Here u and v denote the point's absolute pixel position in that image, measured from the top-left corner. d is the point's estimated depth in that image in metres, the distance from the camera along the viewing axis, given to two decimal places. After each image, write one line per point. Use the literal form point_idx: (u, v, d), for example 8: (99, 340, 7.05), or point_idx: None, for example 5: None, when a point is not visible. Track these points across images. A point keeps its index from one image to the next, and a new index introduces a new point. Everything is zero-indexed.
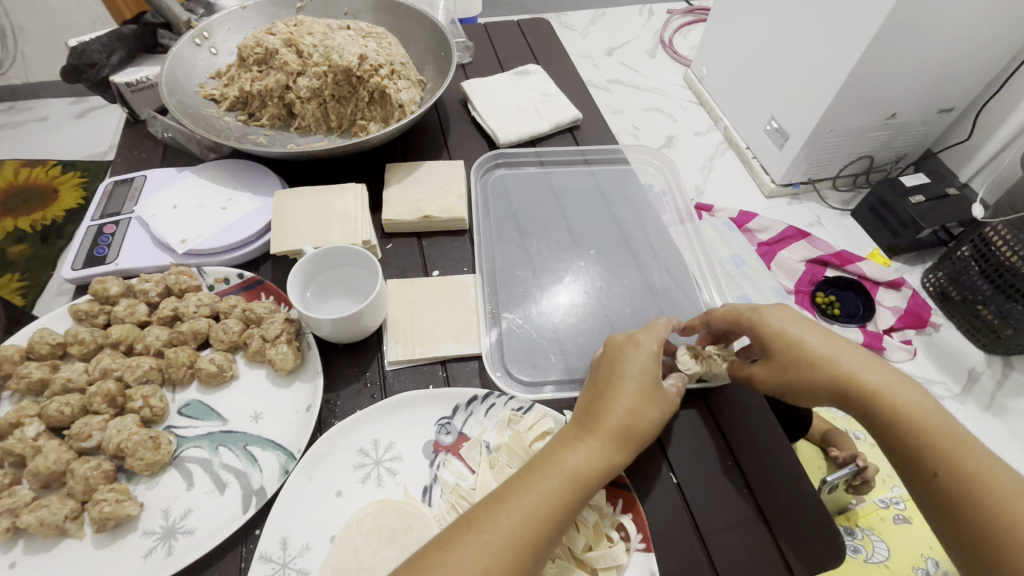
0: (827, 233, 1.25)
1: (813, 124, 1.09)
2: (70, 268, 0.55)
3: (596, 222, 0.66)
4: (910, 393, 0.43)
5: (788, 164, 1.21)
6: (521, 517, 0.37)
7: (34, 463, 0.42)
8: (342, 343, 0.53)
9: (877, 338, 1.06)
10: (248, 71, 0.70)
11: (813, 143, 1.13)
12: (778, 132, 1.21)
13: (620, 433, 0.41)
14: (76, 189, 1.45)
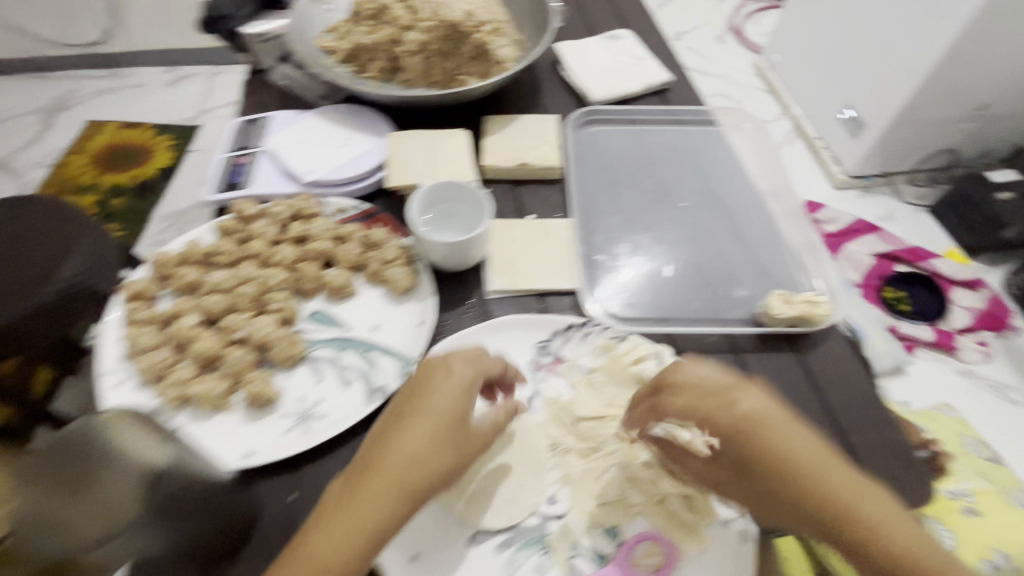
0: (899, 227, 1.20)
1: (896, 111, 1.05)
2: (212, 191, 0.62)
3: (686, 177, 0.67)
4: (779, 436, 0.38)
5: (862, 153, 1.16)
6: (391, 492, 0.34)
7: (194, 347, 0.49)
8: (447, 271, 0.58)
9: (949, 337, 1.04)
10: (361, 26, 0.76)
11: (892, 135, 1.10)
12: (854, 121, 1.15)
13: (397, 470, 0.35)
14: (167, 150, 1.59)
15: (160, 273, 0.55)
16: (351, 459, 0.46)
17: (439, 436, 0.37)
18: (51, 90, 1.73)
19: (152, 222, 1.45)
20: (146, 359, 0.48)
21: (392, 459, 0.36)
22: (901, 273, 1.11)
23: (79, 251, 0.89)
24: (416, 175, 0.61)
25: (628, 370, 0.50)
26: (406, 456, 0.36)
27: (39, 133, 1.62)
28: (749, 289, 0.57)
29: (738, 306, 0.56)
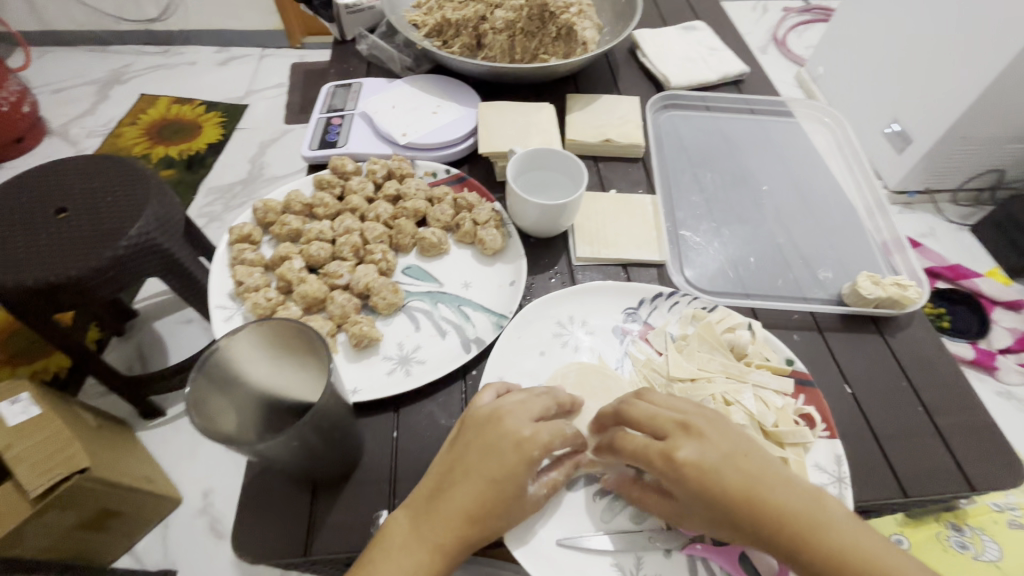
0: (940, 244, 1.23)
1: (944, 129, 1.09)
2: (308, 147, 0.64)
3: (765, 165, 0.68)
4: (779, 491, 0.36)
5: (904, 170, 1.21)
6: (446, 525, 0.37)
7: (302, 289, 0.51)
8: (534, 236, 0.59)
9: (990, 356, 1.03)
10: (450, 2, 0.78)
11: (937, 153, 1.15)
12: (899, 137, 1.20)
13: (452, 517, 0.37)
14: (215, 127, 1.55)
15: (264, 219, 0.57)
16: (449, 403, 0.48)
17: (525, 441, 0.38)
18: (107, 62, 1.72)
19: (200, 196, 1.40)
20: (254, 298, 0.50)
21: (473, 452, 0.38)
22: (942, 289, 1.10)
23: (154, 206, 0.82)
24: (507, 143, 0.62)
25: (721, 337, 0.49)
26: (450, 502, 0.37)
27: (93, 103, 1.59)
28: (832, 273, 0.58)
29: (821, 287, 0.57)
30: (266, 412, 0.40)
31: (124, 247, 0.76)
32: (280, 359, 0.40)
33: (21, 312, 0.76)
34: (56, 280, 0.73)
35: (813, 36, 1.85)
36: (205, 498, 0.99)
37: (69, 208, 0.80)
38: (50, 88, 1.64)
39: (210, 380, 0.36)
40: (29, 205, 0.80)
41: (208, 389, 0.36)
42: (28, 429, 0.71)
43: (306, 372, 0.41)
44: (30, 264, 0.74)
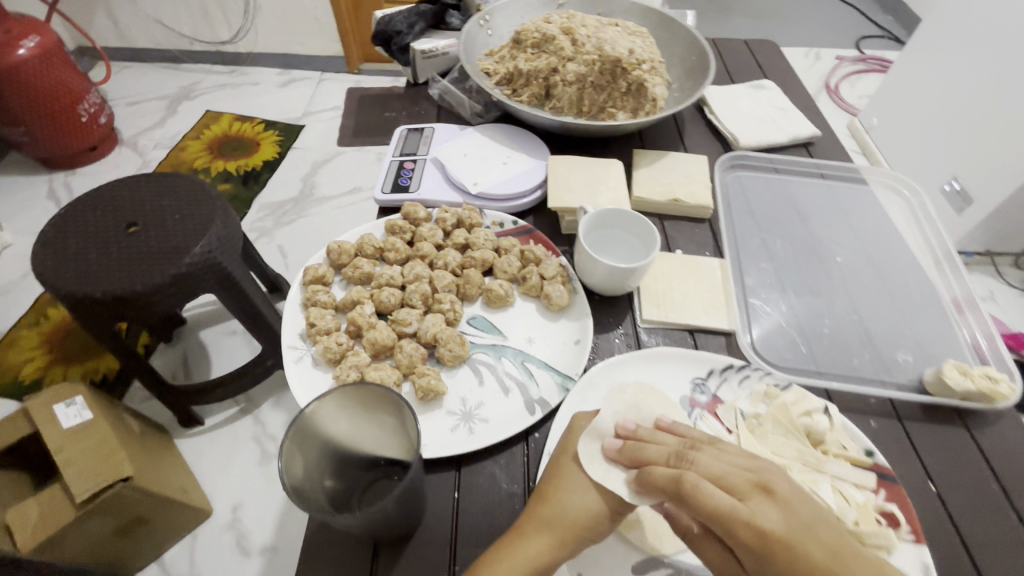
0: (1000, 310, 1.19)
1: (1008, 194, 1.06)
2: (381, 191, 0.66)
3: (837, 232, 0.67)
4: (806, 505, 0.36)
5: (964, 230, 1.17)
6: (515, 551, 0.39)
7: (371, 335, 0.52)
8: (598, 293, 0.59)
9: None
10: (523, 53, 0.79)
11: (1001, 213, 1.10)
12: (958, 195, 1.16)
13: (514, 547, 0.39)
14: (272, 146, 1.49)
15: (338, 261, 0.58)
16: (511, 466, 0.47)
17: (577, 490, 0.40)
18: (176, 78, 1.73)
19: (254, 211, 1.32)
20: (326, 341, 0.51)
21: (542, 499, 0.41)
22: None
23: (219, 226, 0.77)
24: (578, 200, 0.62)
25: (797, 420, 0.47)
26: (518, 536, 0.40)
27: (163, 117, 1.58)
28: (912, 355, 0.55)
29: (900, 370, 0.54)
30: (343, 463, 0.42)
31: (189, 267, 0.72)
32: (360, 416, 0.41)
33: (82, 321, 0.73)
34: (121, 294, 0.69)
35: (866, 84, 1.83)
36: (234, 512, 0.91)
37: (141, 223, 0.76)
38: (125, 101, 1.65)
39: (297, 443, 0.37)
40: (97, 218, 0.77)
41: (295, 453, 0.37)
42: (80, 433, 0.69)
43: (385, 428, 0.42)
44: (98, 276, 0.70)
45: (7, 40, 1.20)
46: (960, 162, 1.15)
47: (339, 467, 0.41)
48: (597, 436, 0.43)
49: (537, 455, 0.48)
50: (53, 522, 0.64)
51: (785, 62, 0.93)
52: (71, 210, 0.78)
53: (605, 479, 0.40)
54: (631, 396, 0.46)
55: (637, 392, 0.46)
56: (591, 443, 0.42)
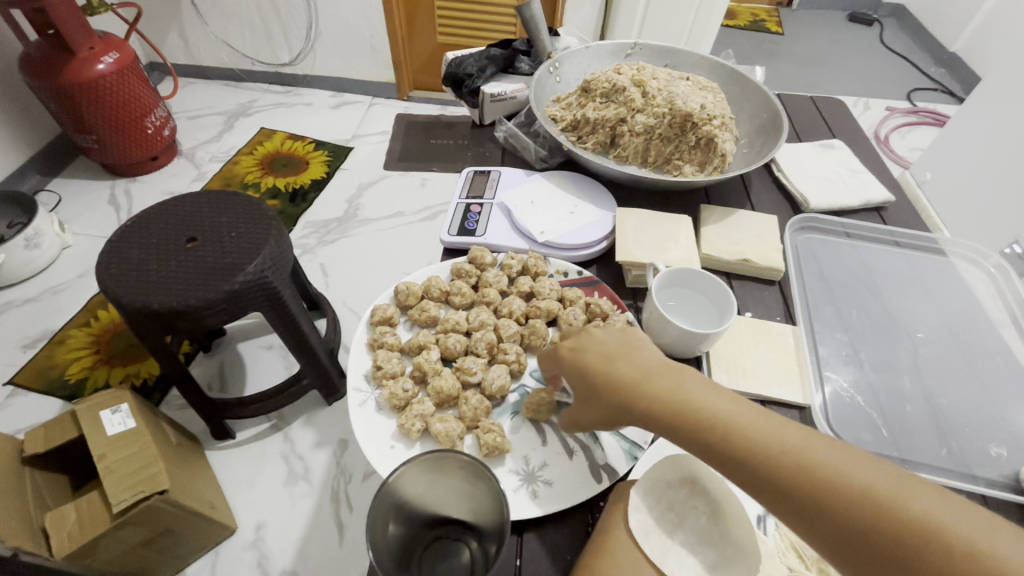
0: None
1: None
2: (447, 232, 0.67)
3: (915, 306, 0.64)
4: (782, 427, 0.35)
5: None
6: None
7: (436, 383, 0.52)
8: (665, 354, 0.57)
9: None
10: (592, 101, 0.80)
11: None
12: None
13: None
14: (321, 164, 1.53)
15: (405, 301, 0.58)
16: (575, 535, 0.45)
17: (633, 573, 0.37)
18: (236, 96, 1.81)
19: (298, 229, 1.33)
20: (392, 387, 0.51)
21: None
22: None
23: (272, 247, 0.78)
24: (647, 254, 0.61)
25: None
26: None
27: (221, 132, 1.65)
28: (1006, 449, 0.52)
29: (993, 465, 0.51)
30: (411, 524, 0.40)
31: (241, 283, 0.73)
32: (436, 479, 0.40)
33: (134, 329, 0.73)
34: (175, 307, 0.70)
35: (918, 136, 1.80)
36: (259, 531, 0.85)
37: (200, 239, 0.78)
38: (187, 115, 1.73)
39: (379, 524, 0.36)
40: (161, 233, 0.79)
41: (377, 541, 0.35)
42: (121, 442, 0.69)
43: (458, 491, 0.41)
44: (155, 288, 0.72)
45: (90, 55, 1.26)
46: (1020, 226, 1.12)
47: (409, 529, 0.40)
48: (654, 511, 0.40)
49: None
50: (88, 529, 0.63)
51: (852, 120, 0.91)
52: (138, 221, 0.80)
53: (664, 554, 0.37)
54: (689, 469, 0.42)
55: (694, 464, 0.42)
56: (645, 519, 0.39)
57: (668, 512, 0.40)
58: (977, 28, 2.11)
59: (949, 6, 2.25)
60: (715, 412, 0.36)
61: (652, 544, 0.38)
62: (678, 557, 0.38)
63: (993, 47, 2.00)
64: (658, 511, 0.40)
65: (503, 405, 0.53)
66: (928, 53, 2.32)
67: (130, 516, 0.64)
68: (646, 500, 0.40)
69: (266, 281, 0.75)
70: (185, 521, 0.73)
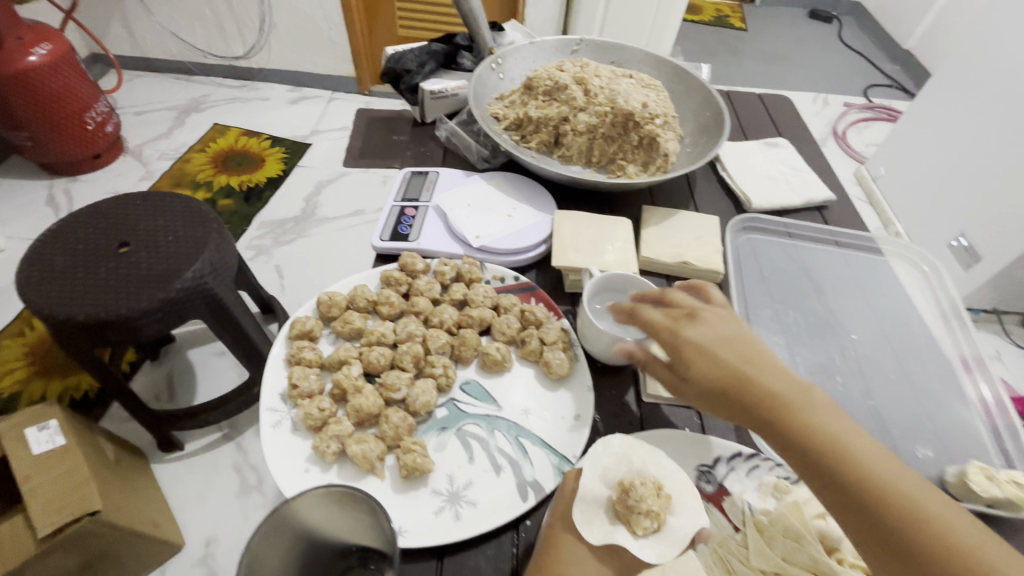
0: (1007, 370, 1.18)
1: (1017, 254, 1.05)
2: (379, 238, 0.64)
3: (852, 307, 0.64)
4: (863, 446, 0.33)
5: (970, 287, 1.16)
6: None
7: (357, 402, 0.49)
8: (600, 361, 0.56)
9: None
10: (534, 99, 0.77)
11: (1007, 274, 1.10)
12: (965, 251, 1.15)
13: None
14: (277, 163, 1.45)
15: (327, 313, 0.56)
16: (498, 558, 0.43)
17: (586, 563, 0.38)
18: (188, 91, 1.69)
19: (252, 229, 1.26)
20: (307, 407, 0.48)
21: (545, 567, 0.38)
22: None
23: (213, 250, 0.72)
24: (584, 259, 0.59)
25: (812, 523, 0.43)
26: None
27: (171, 128, 1.54)
28: (932, 450, 0.52)
29: (919, 467, 0.51)
30: (310, 555, 0.38)
31: (180, 292, 0.66)
32: (334, 510, 0.36)
33: (61, 343, 0.66)
34: (105, 317, 0.63)
35: (874, 131, 1.83)
36: (209, 547, 0.79)
37: (135, 243, 0.71)
38: (133, 110, 1.61)
39: (262, 546, 0.33)
40: (93, 236, 0.72)
41: (253, 566, 0.32)
42: (50, 462, 0.60)
43: (361, 523, 0.37)
44: (82, 298, 0.64)
45: (19, 46, 1.19)
46: (966, 219, 1.14)
47: (310, 556, 0.38)
48: (595, 501, 0.40)
49: (526, 547, 0.44)
50: (10, 557, 0.55)
51: (799, 118, 0.91)
52: (68, 222, 0.73)
53: (609, 540, 0.38)
54: (620, 448, 0.43)
55: (624, 442, 0.43)
56: (586, 507, 0.40)
57: (611, 498, 0.40)
58: (928, 26, 2.17)
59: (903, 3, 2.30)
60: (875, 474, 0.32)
61: (593, 533, 0.39)
62: (625, 534, 0.39)
63: (942, 44, 2.06)
64: (603, 500, 0.40)
65: (430, 421, 0.50)
66: (884, 51, 2.37)
67: (56, 544, 0.57)
68: (590, 490, 0.40)
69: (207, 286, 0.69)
70: (127, 544, 0.67)
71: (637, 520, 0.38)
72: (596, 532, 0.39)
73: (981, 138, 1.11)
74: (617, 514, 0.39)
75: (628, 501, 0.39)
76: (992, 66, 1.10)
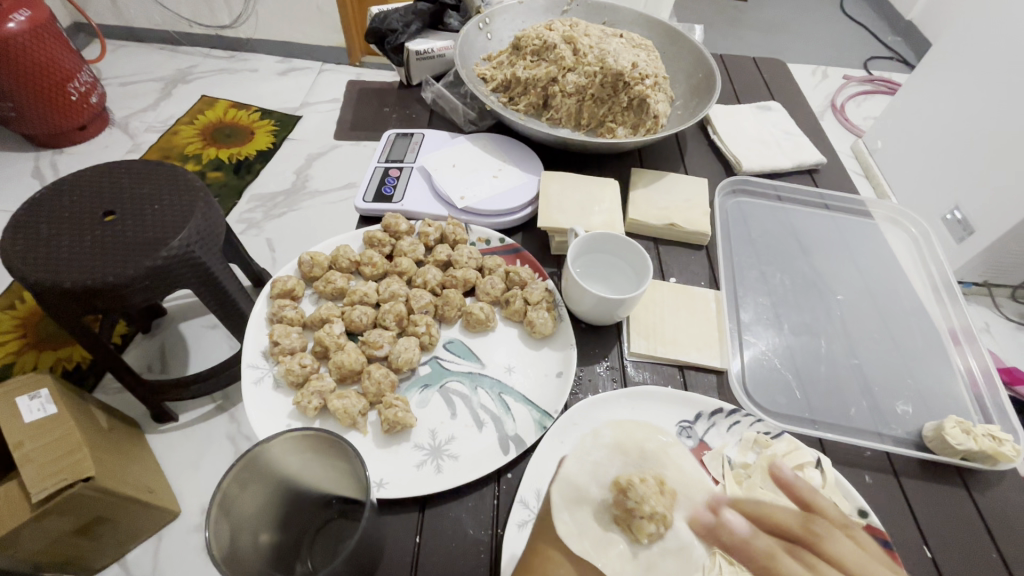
0: (996, 342, 1.19)
1: (1012, 224, 1.04)
2: (363, 199, 0.63)
3: (839, 269, 0.64)
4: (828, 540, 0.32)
5: (963, 258, 1.16)
6: None
7: (339, 358, 0.49)
8: (584, 321, 0.56)
9: None
10: (522, 59, 0.75)
11: (1001, 245, 1.09)
12: (959, 224, 1.14)
13: None
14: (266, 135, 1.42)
15: (309, 273, 0.56)
16: (479, 510, 0.44)
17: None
18: (174, 62, 1.65)
19: (242, 202, 1.24)
20: (288, 362, 0.48)
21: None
22: None
23: (199, 218, 0.71)
24: (569, 219, 0.59)
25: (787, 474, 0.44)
26: None
27: (156, 99, 1.51)
28: (911, 407, 0.53)
29: (899, 422, 0.51)
30: (287, 507, 0.38)
31: (164, 260, 0.66)
32: (310, 457, 0.37)
33: (48, 312, 0.65)
34: (91, 285, 0.63)
35: (873, 104, 1.80)
36: (203, 514, 0.80)
37: (119, 211, 0.70)
38: (118, 81, 1.57)
39: (236, 490, 0.33)
40: (76, 204, 0.70)
41: (227, 507, 0.33)
42: (39, 429, 0.60)
43: (338, 471, 0.37)
44: (66, 265, 0.64)
45: None
46: (961, 191, 1.13)
47: (287, 507, 0.38)
48: (586, 503, 0.34)
49: (507, 499, 0.44)
50: (4, 521, 0.56)
51: (794, 83, 0.90)
52: (46, 192, 0.71)
53: (602, 548, 0.32)
54: (610, 438, 0.36)
55: (615, 430, 0.37)
56: (571, 510, 0.34)
57: (605, 499, 0.34)
58: None
59: None
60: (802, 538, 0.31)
61: (582, 542, 0.33)
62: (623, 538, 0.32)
63: (946, 15, 2.01)
64: (595, 501, 0.34)
65: (412, 378, 0.50)
66: (886, 22, 2.32)
67: (51, 507, 0.57)
68: (579, 483, 0.35)
69: (190, 253, 0.68)
70: (121, 510, 0.68)
71: (640, 524, 0.31)
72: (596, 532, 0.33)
73: (977, 109, 1.10)
74: (615, 517, 0.33)
75: (627, 502, 0.32)
76: (992, 32, 1.08)
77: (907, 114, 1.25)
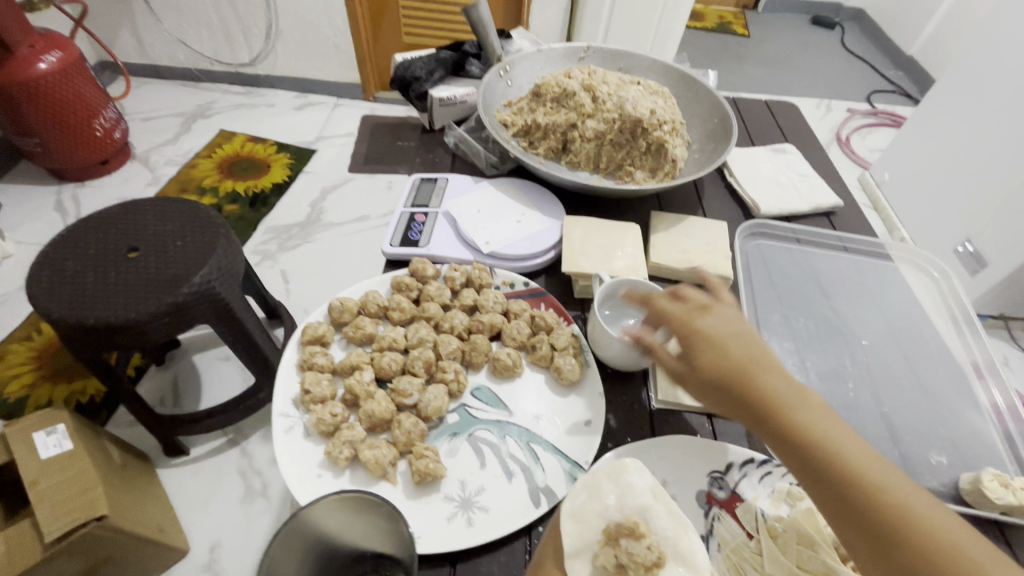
0: (1017, 376, 1.17)
1: None
2: (389, 244, 0.64)
3: (862, 313, 0.64)
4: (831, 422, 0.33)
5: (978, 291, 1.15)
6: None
7: (369, 407, 0.49)
8: (610, 368, 0.56)
9: None
10: (542, 106, 0.78)
11: (1018, 279, 1.08)
12: (971, 257, 1.13)
13: None
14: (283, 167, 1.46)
15: (339, 319, 0.56)
16: (511, 565, 0.43)
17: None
18: (194, 98, 1.70)
19: (258, 234, 1.26)
20: (319, 412, 0.48)
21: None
22: None
23: (220, 255, 0.72)
24: (593, 264, 0.59)
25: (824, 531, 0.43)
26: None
27: (176, 134, 1.55)
28: (946, 457, 0.52)
29: (933, 473, 0.51)
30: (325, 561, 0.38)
31: (187, 297, 0.66)
32: (348, 515, 0.37)
33: (69, 348, 0.66)
34: (115, 322, 0.63)
35: (878, 136, 1.83)
36: (213, 553, 0.77)
37: (143, 248, 0.71)
38: (140, 116, 1.62)
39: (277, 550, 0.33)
40: (100, 242, 0.72)
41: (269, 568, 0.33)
42: (61, 465, 0.59)
43: (375, 529, 0.37)
44: (89, 303, 0.64)
45: (30, 53, 1.19)
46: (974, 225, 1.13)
47: (325, 562, 0.38)
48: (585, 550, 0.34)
49: (539, 555, 0.43)
50: (18, 561, 0.54)
51: (805, 124, 0.92)
52: (73, 230, 0.72)
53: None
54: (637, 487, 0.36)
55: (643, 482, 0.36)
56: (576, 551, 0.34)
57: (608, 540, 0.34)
58: (931, 32, 2.17)
59: (906, 11, 2.31)
60: (934, 519, 0.29)
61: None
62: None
63: (947, 52, 2.06)
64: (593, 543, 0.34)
65: (441, 427, 0.50)
66: (886, 57, 2.38)
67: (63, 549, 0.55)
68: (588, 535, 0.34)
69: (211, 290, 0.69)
70: (133, 549, 0.66)
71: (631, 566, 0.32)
72: (581, 567, 0.34)
73: (986, 144, 1.11)
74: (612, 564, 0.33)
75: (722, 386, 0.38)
76: (999, 72, 1.10)
77: (917, 149, 1.26)
